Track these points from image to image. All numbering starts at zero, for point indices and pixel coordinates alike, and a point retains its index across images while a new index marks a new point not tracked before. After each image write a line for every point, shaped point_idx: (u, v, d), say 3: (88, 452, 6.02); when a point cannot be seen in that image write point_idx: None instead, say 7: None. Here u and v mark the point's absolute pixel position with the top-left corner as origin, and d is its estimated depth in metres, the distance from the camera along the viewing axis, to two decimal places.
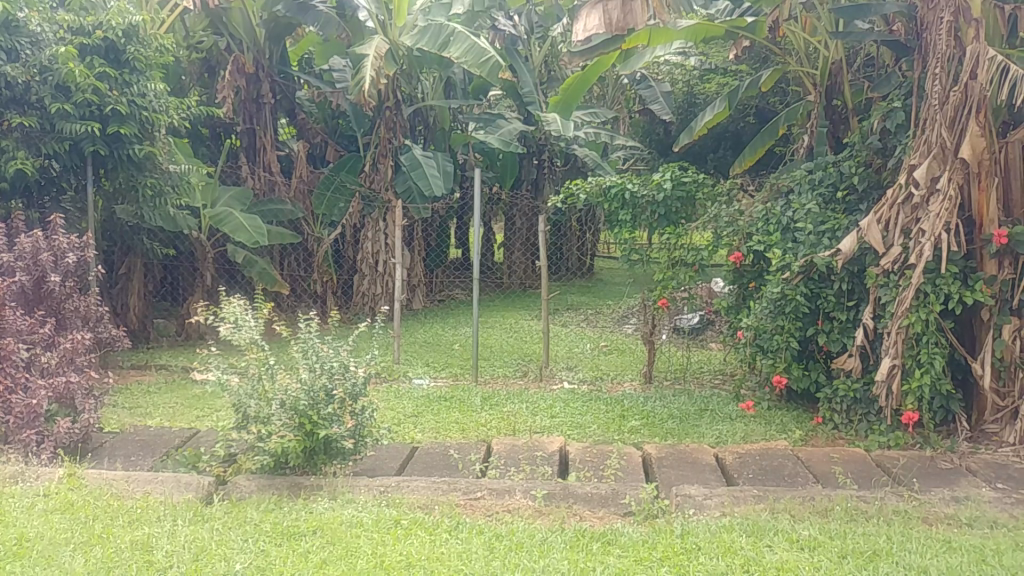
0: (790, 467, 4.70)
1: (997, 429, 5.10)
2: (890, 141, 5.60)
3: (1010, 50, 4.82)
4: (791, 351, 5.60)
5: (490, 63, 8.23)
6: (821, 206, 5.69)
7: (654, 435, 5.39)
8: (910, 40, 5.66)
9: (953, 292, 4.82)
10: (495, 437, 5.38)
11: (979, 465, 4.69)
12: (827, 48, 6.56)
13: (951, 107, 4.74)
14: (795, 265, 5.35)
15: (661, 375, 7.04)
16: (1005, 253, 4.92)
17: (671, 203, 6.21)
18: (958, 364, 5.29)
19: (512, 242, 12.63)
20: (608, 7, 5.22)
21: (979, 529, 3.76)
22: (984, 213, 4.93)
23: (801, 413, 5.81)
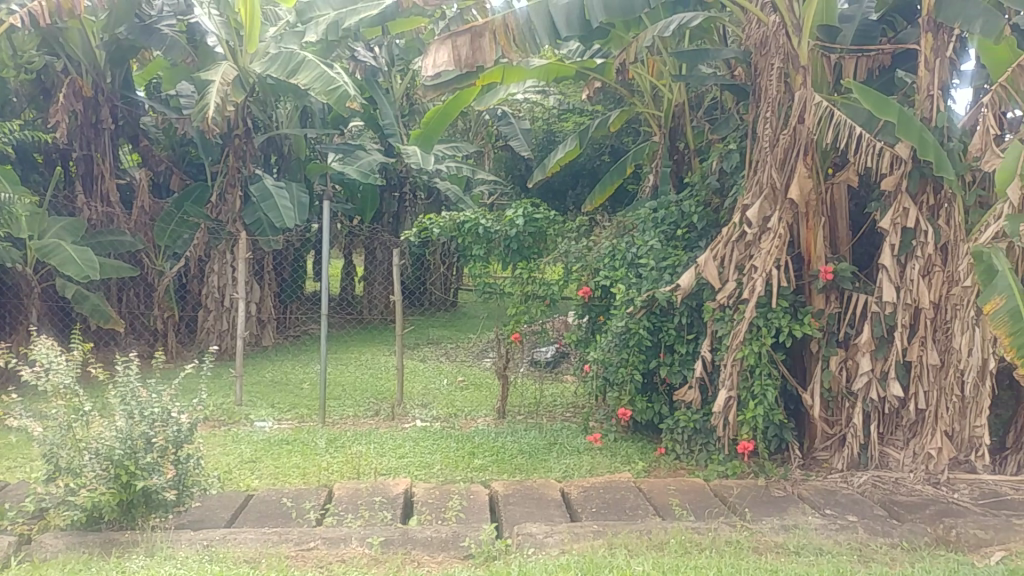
0: (631, 500, 4.71)
1: (827, 456, 5.19)
2: (727, 181, 5.77)
3: (838, 96, 4.92)
4: (635, 384, 5.62)
5: (339, 91, 8.01)
6: (664, 242, 5.72)
7: (502, 472, 5.31)
8: (746, 84, 5.77)
9: (784, 326, 4.96)
10: (337, 482, 5.17)
11: (809, 491, 4.76)
12: (670, 90, 6.50)
13: (781, 148, 4.85)
14: (637, 300, 5.38)
15: (515, 410, 6.95)
16: (831, 289, 5.07)
17: (523, 238, 6.11)
18: (790, 395, 5.39)
19: (370, 275, 12.41)
20: (457, 43, 4.81)
21: (805, 556, 3.83)
22: (812, 251, 5.04)
23: (645, 444, 5.79)
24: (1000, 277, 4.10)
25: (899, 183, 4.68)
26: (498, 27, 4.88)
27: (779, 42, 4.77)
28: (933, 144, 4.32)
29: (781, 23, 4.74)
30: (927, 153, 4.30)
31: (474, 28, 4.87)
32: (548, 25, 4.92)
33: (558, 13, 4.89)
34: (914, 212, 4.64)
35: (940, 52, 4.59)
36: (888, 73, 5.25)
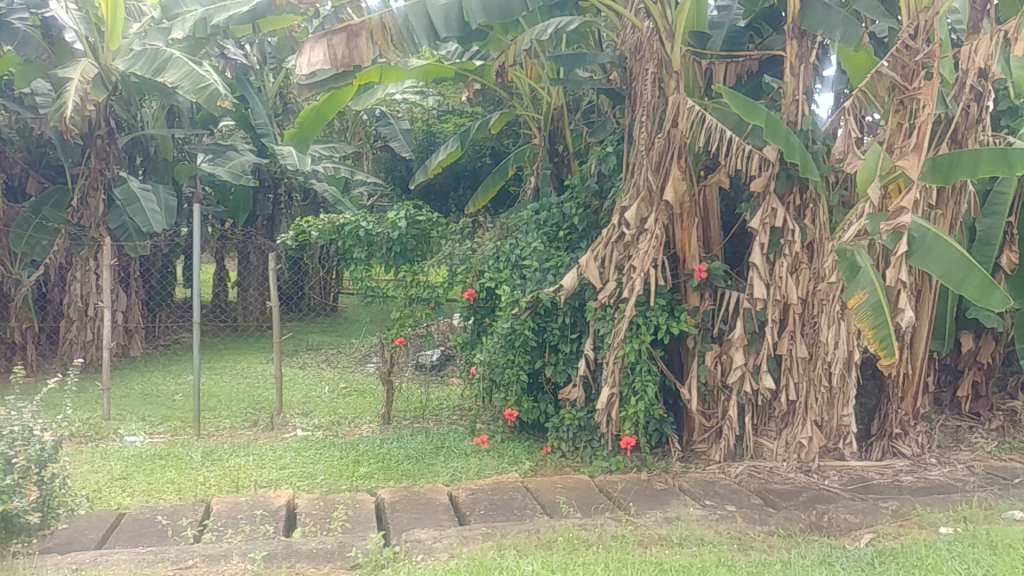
0: (519, 500, 4.71)
1: (705, 448, 5.32)
2: (606, 184, 5.84)
3: (708, 101, 5.06)
4: (521, 384, 5.57)
5: (210, 90, 7.68)
6: (546, 243, 5.76)
7: (388, 479, 5.22)
8: (621, 87, 5.86)
9: (662, 323, 5.06)
10: (215, 496, 4.96)
11: (689, 483, 4.88)
12: (550, 93, 6.44)
13: (656, 151, 4.94)
14: (521, 300, 5.36)
15: (400, 416, 6.85)
16: (706, 286, 5.21)
17: (406, 240, 6.05)
18: (670, 390, 5.49)
19: (246, 280, 12.00)
20: (332, 41, 4.67)
21: (688, 547, 3.92)
22: (687, 250, 5.16)
23: (532, 443, 5.81)
24: (863, 271, 4.30)
25: (767, 184, 4.85)
26: (375, 27, 4.78)
27: (653, 47, 4.87)
28: (799, 147, 4.50)
29: (655, 29, 4.83)
30: (793, 155, 4.48)
31: (350, 27, 4.75)
32: (427, 27, 4.87)
33: (437, 16, 4.85)
34: (781, 212, 4.82)
35: (804, 58, 4.79)
36: (756, 78, 5.40)
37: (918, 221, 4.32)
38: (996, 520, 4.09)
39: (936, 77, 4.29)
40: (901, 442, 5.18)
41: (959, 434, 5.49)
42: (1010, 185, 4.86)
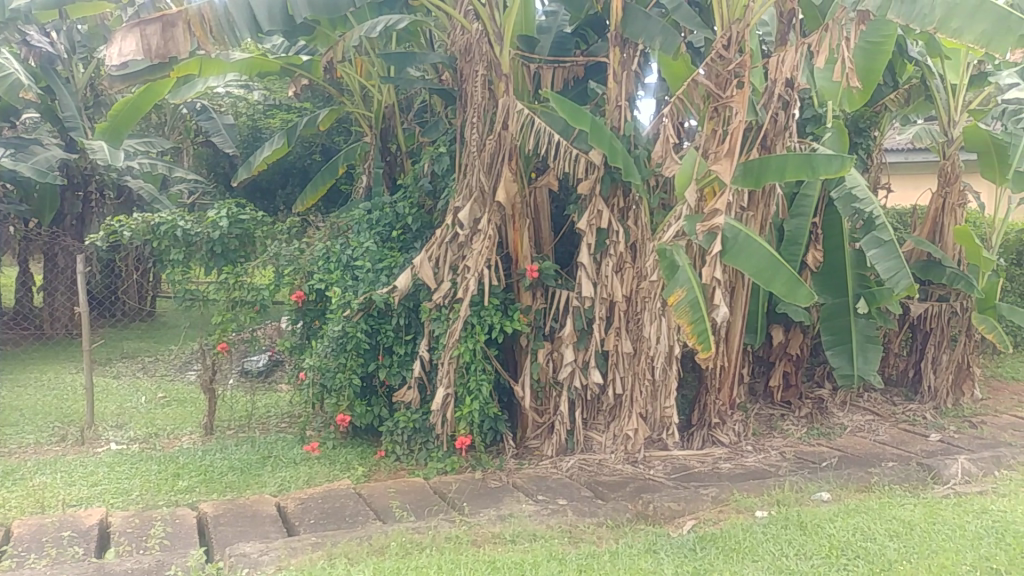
0: (351, 507, 4.60)
1: (539, 444, 5.38)
2: (439, 184, 5.80)
3: (538, 104, 5.13)
4: (353, 389, 5.43)
5: (11, 80, 7.08)
6: (378, 244, 5.65)
7: (211, 492, 4.96)
8: (453, 88, 5.83)
9: (495, 323, 5.07)
10: (16, 519, 4.54)
11: (523, 480, 4.93)
12: (380, 91, 6.28)
13: (487, 153, 4.95)
14: (353, 302, 5.22)
15: (224, 425, 6.52)
16: (537, 286, 5.27)
17: (228, 240, 5.77)
18: (504, 388, 5.50)
19: (52, 284, 11.11)
20: (144, 32, 4.34)
21: (521, 544, 3.95)
22: (519, 250, 5.19)
23: (365, 448, 5.68)
24: (681, 270, 4.49)
25: (594, 187, 4.96)
26: (193, 18, 4.47)
27: (482, 49, 4.87)
28: (622, 151, 4.65)
29: (484, 31, 4.84)
30: (616, 159, 4.61)
31: (166, 18, 4.42)
32: (249, 20, 4.64)
33: (259, 9, 4.64)
34: (607, 213, 4.96)
35: (626, 65, 4.93)
36: (581, 84, 5.47)
37: (732, 222, 4.55)
38: (805, 502, 4.37)
39: (746, 87, 4.52)
40: (719, 431, 5.43)
41: (772, 421, 5.83)
42: (814, 188, 5.22)
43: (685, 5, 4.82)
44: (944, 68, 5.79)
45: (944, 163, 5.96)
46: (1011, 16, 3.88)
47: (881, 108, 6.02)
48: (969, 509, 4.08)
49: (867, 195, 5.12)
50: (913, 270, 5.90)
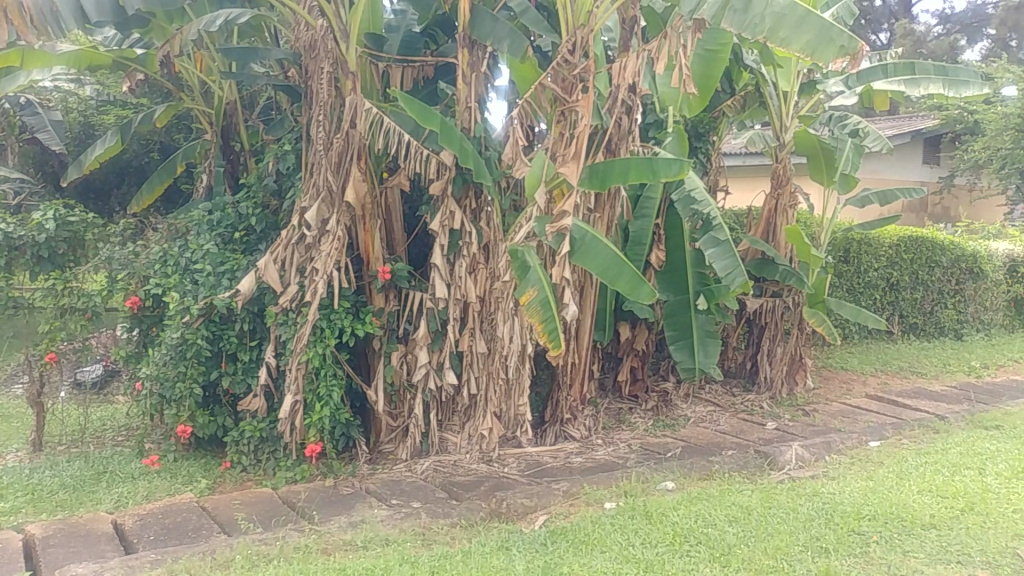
0: (194, 521, 4.41)
1: (393, 448, 5.32)
2: (284, 184, 5.64)
3: (385, 103, 5.08)
4: (195, 399, 5.20)
5: None
6: (220, 246, 5.43)
7: (39, 513, 4.63)
8: (298, 85, 5.70)
9: (346, 326, 4.97)
10: None
11: (376, 485, 4.88)
12: (221, 87, 6.04)
13: (335, 152, 4.86)
14: (193, 308, 5.01)
15: (54, 440, 6.11)
16: (389, 287, 5.21)
17: (55, 245, 5.46)
18: (356, 393, 5.40)
19: None
20: None
21: (372, 549, 3.88)
22: (370, 251, 5.11)
23: (209, 460, 5.46)
24: (532, 270, 4.55)
25: (444, 188, 4.96)
26: (10, 5, 4.08)
27: (327, 46, 4.78)
28: (472, 153, 4.67)
29: (329, 28, 4.75)
30: (467, 160, 4.64)
31: None
32: (74, 9, 4.35)
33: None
34: (459, 214, 4.97)
35: (475, 67, 4.95)
36: (431, 84, 5.44)
37: (580, 222, 4.65)
38: (651, 492, 4.51)
39: (591, 92, 4.65)
40: (571, 426, 5.54)
41: (621, 415, 6.02)
42: (656, 192, 5.42)
43: (532, 10, 4.89)
44: (776, 75, 6.07)
45: (776, 166, 6.30)
46: (831, 28, 4.16)
47: (718, 114, 6.30)
48: (802, 491, 4.30)
49: (705, 197, 5.35)
50: (748, 268, 6.23)
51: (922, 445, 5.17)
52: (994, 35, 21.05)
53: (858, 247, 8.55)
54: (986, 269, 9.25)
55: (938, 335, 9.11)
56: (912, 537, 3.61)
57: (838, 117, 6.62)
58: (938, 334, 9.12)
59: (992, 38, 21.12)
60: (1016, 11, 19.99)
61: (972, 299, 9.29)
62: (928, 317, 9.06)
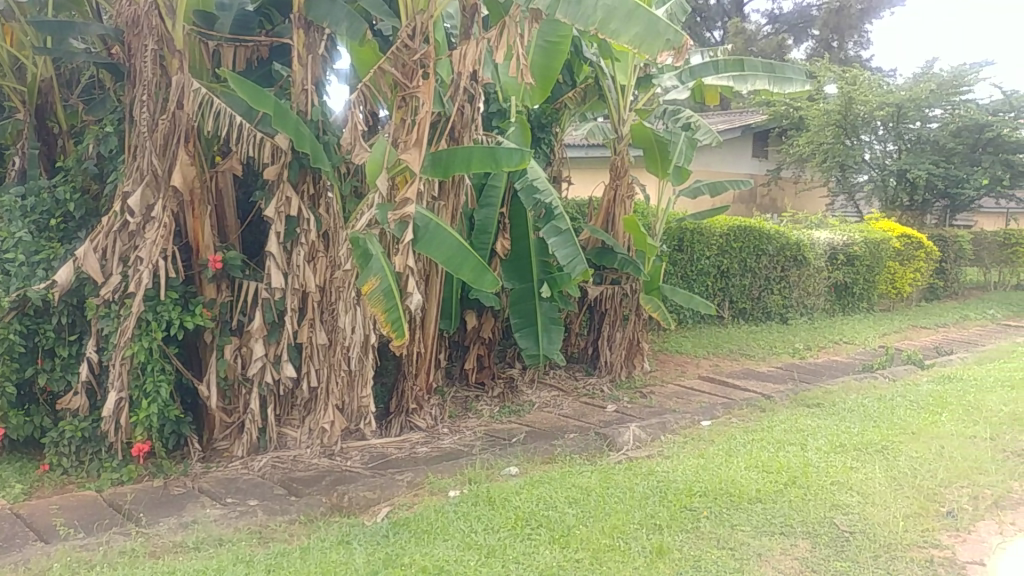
0: (7, 529, 4.09)
1: (228, 445, 5.11)
2: (107, 167, 5.29)
3: (217, 84, 4.86)
4: (7, 399, 4.81)
5: None
6: (33, 234, 5.04)
7: None
8: (123, 63, 5.38)
9: (174, 319, 4.71)
10: None
11: (210, 484, 4.68)
12: (34, 63, 5.58)
13: (160, 134, 4.60)
14: (2, 300, 4.65)
15: None
16: (222, 277, 4.98)
17: None
18: (187, 389, 5.15)
19: None
20: None
21: (205, 550, 3.72)
22: (199, 239, 4.87)
23: (25, 463, 5.08)
24: (374, 258, 4.46)
25: (280, 173, 4.81)
26: None
27: (151, 23, 4.51)
28: (308, 137, 4.54)
29: (153, 3, 4.48)
30: (303, 144, 4.50)
31: None
32: None
33: None
34: (296, 200, 4.83)
35: (311, 49, 4.82)
36: (266, 66, 5.27)
37: (422, 210, 4.61)
38: (495, 477, 4.56)
39: (432, 78, 4.62)
40: (416, 416, 5.52)
41: (467, 403, 6.03)
42: (501, 180, 5.46)
43: None
44: (614, 69, 6.20)
45: (615, 158, 6.46)
46: (657, 22, 4.26)
47: (560, 105, 6.41)
48: (639, 471, 4.45)
49: (547, 186, 5.45)
50: (589, 257, 6.39)
51: (750, 423, 5.47)
52: (817, 36, 22.53)
53: (691, 236, 8.93)
54: (808, 256, 9.89)
55: (765, 318, 9.68)
56: (739, 511, 3.80)
57: (671, 111, 6.80)
58: (765, 318, 9.69)
59: (815, 39, 22.60)
60: (837, 14, 21.86)
61: (795, 284, 9.92)
62: (756, 301, 9.60)
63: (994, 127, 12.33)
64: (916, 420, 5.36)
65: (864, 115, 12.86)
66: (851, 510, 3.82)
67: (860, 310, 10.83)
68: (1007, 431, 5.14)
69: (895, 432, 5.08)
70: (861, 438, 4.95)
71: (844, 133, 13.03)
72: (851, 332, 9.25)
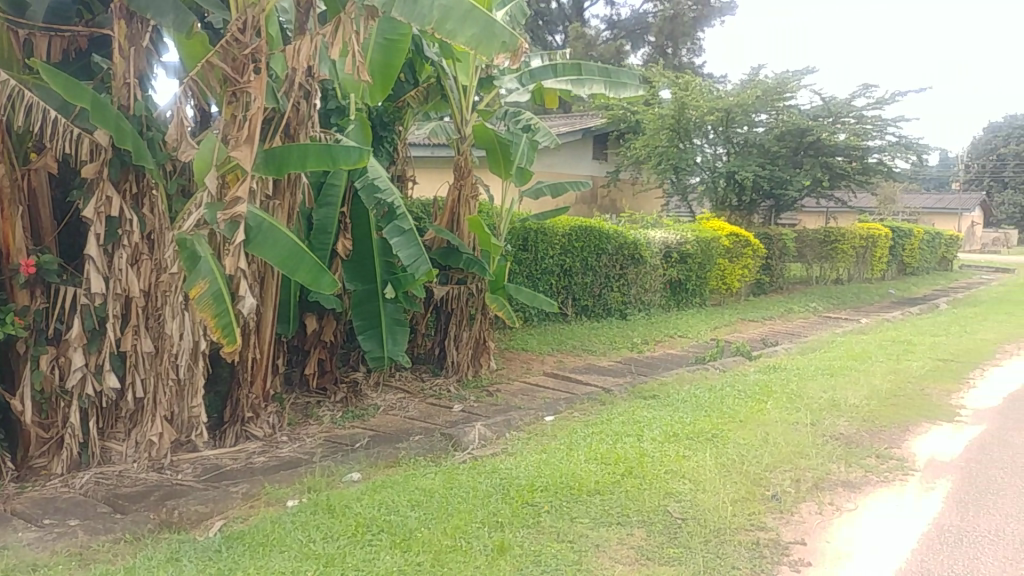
0: None
1: (45, 463, 4.70)
2: None
3: (28, 75, 4.53)
4: None
5: None
6: None
7: None
8: None
9: None
10: None
11: (25, 505, 4.31)
12: None
13: None
14: None
15: None
16: (35, 283, 4.63)
17: None
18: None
19: None
20: None
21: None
22: (10, 242, 4.52)
23: None
24: (203, 261, 4.30)
25: (100, 171, 4.54)
26: None
27: None
28: (131, 133, 4.32)
29: None
30: (125, 141, 4.28)
31: None
32: None
33: None
34: (118, 200, 4.58)
35: (133, 41, 4.59)
36: (84, 57, 4.98)
37: (254, 210, 4.49)
38: (336, 484, 4.48)
39: (263, 73, 4.48)
40: (253, 425, 5.33)
41: (308, 409, 5.91)
42: (341, 179, 5.36)
43: None
44: (455, 69, 6.21)
45: (458, 158, 6.48)
46: (495, 25, 4.33)
47: (403, 104, 6.36)
48: (482, 470, 4.48)
49: (388, 185, 5.39)
50: (434, 257, 6.36)
51: (591, 417, 5.63)
52: (653, 42, 23.45)
53: (534, 236, 9.02)
54: (645, 255, 10.28)
55: (605, 315, 9.98)
56: (579, 504, 3.89)
57: (512, 112, 6.80)
58: (606, 314, 9.99)
59: (651, 45, 23.52)
60: (672, 21, 22.79)
61: (634, 282, 10.29)
62: (596, 299, 9.88)
63: (814, 132, 13.19)
64: (743, 408, 5.66)
65: (696, 120, 13.48)
66: (683, 498, 3.99)
67: (693, 305, 11.36)
68: (824, 417, 5.51)
69: (725, 420, 5.35)
70: (693, 427, 5.19)
71: (677, 136, 13.62)
72: (686, 326, 9.68)
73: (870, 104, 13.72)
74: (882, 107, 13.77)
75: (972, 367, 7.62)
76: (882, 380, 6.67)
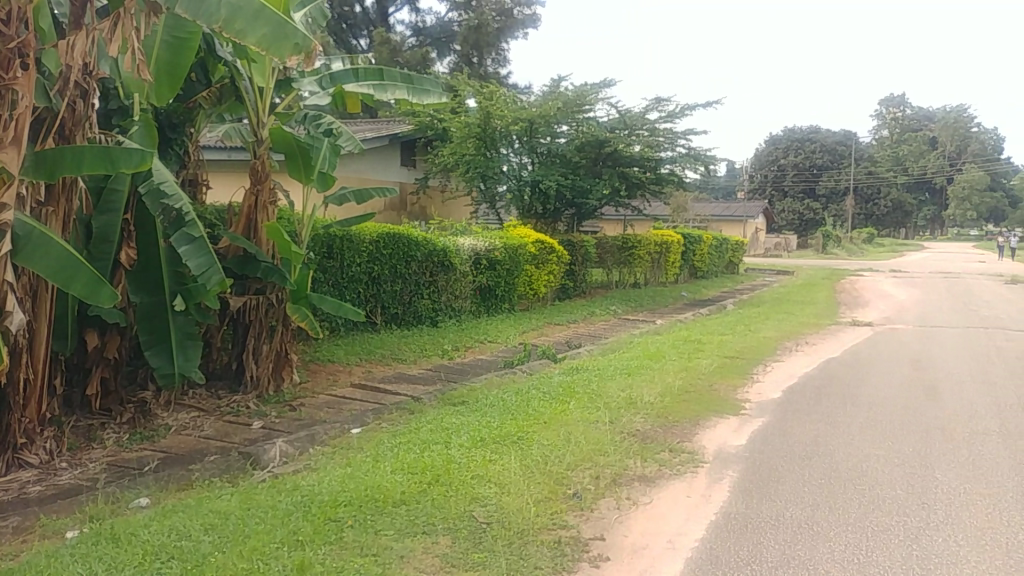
0: None
1: None
2: None
3: None
4: None
5: None
6: None
7: None
8: None
9: None
10: None
11: None
12: None
13: None
14: None
15: None
16: None
17: None
18: None
19: None
20: None
21: None
22: None
23: None
24: None
25: None
26: None
27: None
28: None
29: None
30: None
31: None
32: None
33: None
34: None
35: None
36: None
37: (23, 218, 4.21)
38: (122, 511, 4.19)
39: (33, 69, 4.10)
40: (27, 452, 4.87)
41: (90, 432, 5.50)
42: (123, 183, 5.07)
43: None
44: (250, 70, 5.93)
45: (255, 162, 6.21)
46: (286, 25, 4.32)
47: (194, 104, 6.08)
48: (283, 488, 4.34)
49: (175, 191, 5.16)
50: (229, 266, 6.14)
51: (399, 426, 5.60)
52: (459, 51, 23.75)
53: (340, 243, 8.80)
54: (454, 261, 10.36)
55: (415, 323, 9.98)
56: (383, 516, 3.85)
57: (312, 116, 6.75)
58: (416, 322, 9.99)
59: (457, 54, 23.79)
60: (477, 32, 23.13)
61: (444, 289, 10.35)
62: (406, 306, 9.86)
63: (611, 143, 13.82)
64: (547, 410, 5.81)
65: (501, 129, 13.61)
66: (489, 502, 4.04)
67: (503, 311, 11.58)
68: (623, 414, 5.76)
69: (530, 422, 5.47)
70: (500, 431, 5.27)
71: (484, 145, 13.73)
72: (495, 331, 9.86)
73: (662, 117, 14.54)
74: (674, 121, 14.63)
75: (754, 363, 8.23)
76: (676, 378, 7.05)
